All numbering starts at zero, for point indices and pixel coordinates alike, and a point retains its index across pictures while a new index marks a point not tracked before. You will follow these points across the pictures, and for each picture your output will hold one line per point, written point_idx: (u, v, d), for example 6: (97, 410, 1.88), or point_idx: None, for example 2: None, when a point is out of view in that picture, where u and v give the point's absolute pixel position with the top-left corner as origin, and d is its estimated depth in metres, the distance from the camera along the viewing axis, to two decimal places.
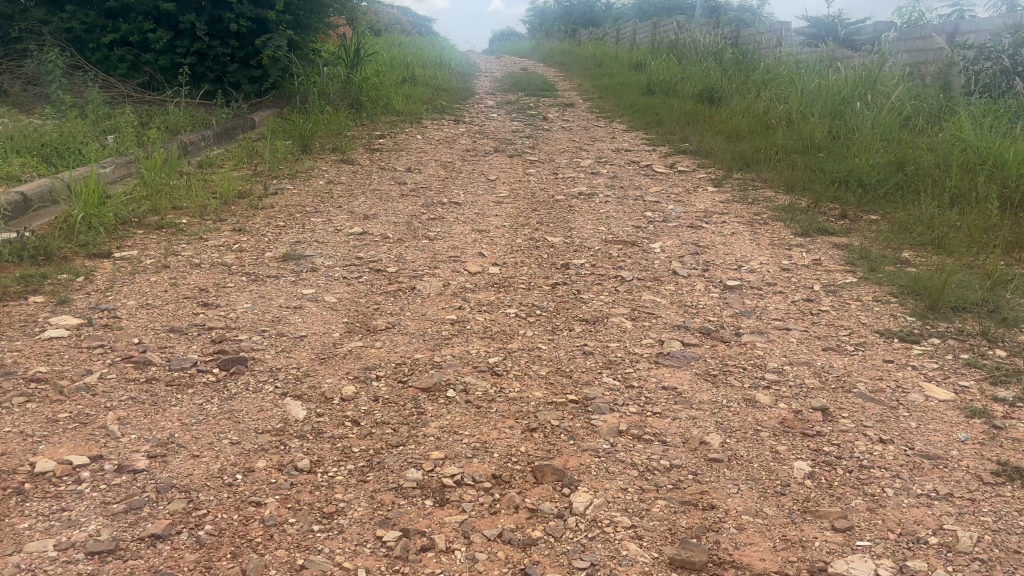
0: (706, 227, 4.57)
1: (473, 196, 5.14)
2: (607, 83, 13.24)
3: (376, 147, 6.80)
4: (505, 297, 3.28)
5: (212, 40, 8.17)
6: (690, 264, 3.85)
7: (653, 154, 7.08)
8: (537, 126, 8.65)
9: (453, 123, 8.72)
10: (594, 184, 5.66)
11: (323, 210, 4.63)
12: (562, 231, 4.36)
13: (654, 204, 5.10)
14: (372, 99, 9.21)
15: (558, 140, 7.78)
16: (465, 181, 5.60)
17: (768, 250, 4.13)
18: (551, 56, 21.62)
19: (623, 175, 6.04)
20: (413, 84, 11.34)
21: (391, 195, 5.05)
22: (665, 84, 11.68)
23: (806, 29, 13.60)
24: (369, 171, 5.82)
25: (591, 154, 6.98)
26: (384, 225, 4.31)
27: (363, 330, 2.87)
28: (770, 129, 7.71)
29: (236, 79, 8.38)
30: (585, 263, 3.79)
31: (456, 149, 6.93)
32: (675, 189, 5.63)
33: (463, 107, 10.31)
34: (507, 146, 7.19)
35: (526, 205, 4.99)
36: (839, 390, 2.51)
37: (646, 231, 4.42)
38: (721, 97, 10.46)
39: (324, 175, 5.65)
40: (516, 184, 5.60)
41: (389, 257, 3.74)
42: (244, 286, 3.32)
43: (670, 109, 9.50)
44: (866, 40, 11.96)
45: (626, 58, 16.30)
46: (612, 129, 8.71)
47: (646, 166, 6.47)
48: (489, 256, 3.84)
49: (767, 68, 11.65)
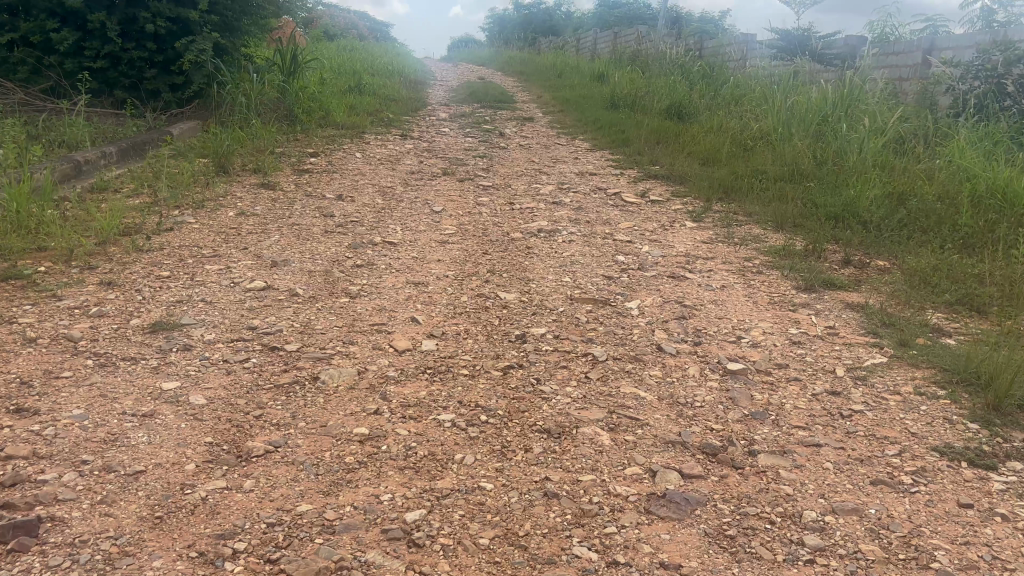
0: (690, 278, 3.81)
1: (411, 233, 4.32)
2: (568, 96, 12.49)
3: (307, 169, 5.93)
4: (439, 391, 2.45)
5: (125, 41, 7.24)
6: (678, 333, 3.06)
7: (621, 179, 6.33)
8: (492, 143, 7.85)
9: (399, 139, 7.87)
10: (556, 218, 4.88)
11: (225, 254, 3.78)
12: (517, 283, 3.56)
13: (625, 245, 4.33)
14: (309, 111, 8.32)
15: (515, 159, 6.99)
16: (404, 213, 4.76)
17: (769, 312, 3.37)
18: (510, 65, 20.89)
19: (588, 207, 5.27)
20: (359, 93, 10.47)
21: (311, 233, 4.19)
22: (629, 98, 10.97)
23: (774, 42, 13.01)
24: (292, 200, 4.96)
25: (551, 178, 6.21)
26: (295, 277, 3.46)
27: (232, 461, 2.02)
28: (748, 152, 7.01)
29: (154, 87, 7.44)
30: (547, 333, 2.98)
31: (398, 170, 6.09)
32: (649, 225, 4.87)
33: (412, 120, 9.47)
34: (457, 167, 6.37)
35: (475, 245, 4.18)
36: (913, 567, 1.72)
37: (618, 285, 3.64)
38: (689, 114, 9.78)
39: (237, 204, 4.78)
40: (465, 216, 4.78)
41: (294, 328, 2.89)
42: (86, 376, 2.46)
43: (637, 126, 8.77)
44: (836, 55, 11.35)
45: (588, 68, 15.60)
46: (574, 148, 7.95)
47: (614, 195, 5.71)
48: (423, 323, 3.02)
49: (737, 83, 11.00)
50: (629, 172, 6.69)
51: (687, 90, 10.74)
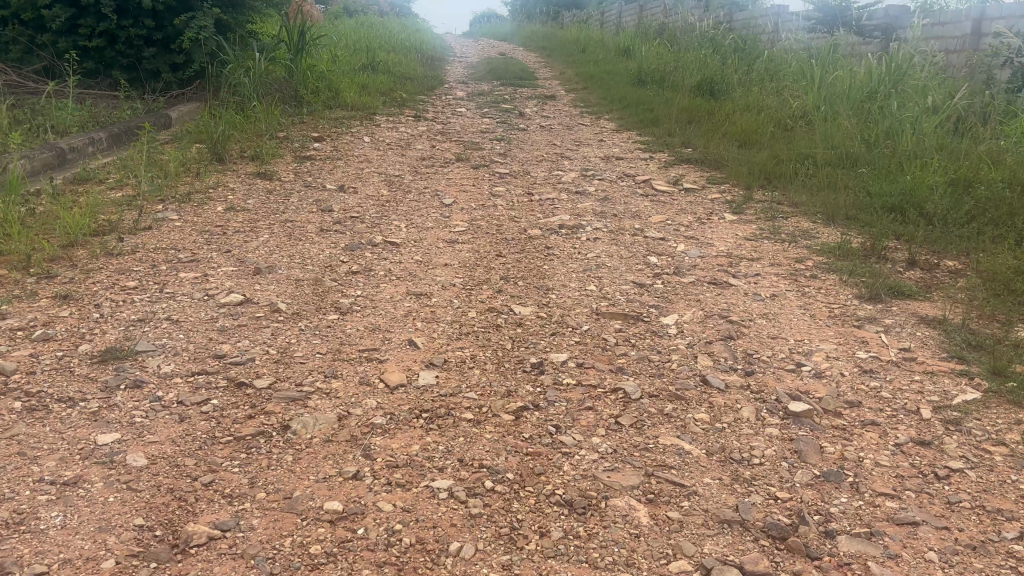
0: (735, 286, 3.30)
1: (416, 231, 3.85)
2: (592, 72, 11.92)
3: (309, 155, 5.48)
4: (435, 445, 1.98)
5: (121, 18, 6.79)
6: (726, 359, 2.57)
7: (651, 164, 5.81)
8: (512, 125, 7.34)
9: (412, 121, 7.38)
10: (580, 211, 4.39)
11: (204, 259, 3.33)
12: (534, 293, 3.08)
13: (658, 245, 3.83)
14: (317, 91, 7.86)
15: (535, 142, 6.49)
16: (409, 206, 4.30)
17: (831, 330, 2.87)
18: (532, 40, 20.27)
19: (616, 198, 4.76)
20: (372, 71, 9.99)
21: (304, 232, 3.73)
22: (657, 74, 10.39)
23: (809, 13, 12.29)
24: (289, 192, 4.51)
25: (575, 164, 5.72)
26: (279, 288, 3.01)
27: (164, 557, 1.57)
28: (789, 133, 6.45)
29: (154, 67, 7.00)
30: (570, 360, 2.51)
31: (408, 156, 5.62)
32: (685, 219, 4.36)
33: (427, 100, 8.97)
34: (472, 152, 5.89)
35: (488, 244, 3.71)
36: None
37: (652, 295, 3.15)
38: (721, 91, 9.19)
39: (227, 198, 4.34)
40: (478, 210, 4.31)
41: (269, 358, 2.44)
42: (9, 424, 2.01)
43: (666, 105, 8.23)
44: (875, 27, 10.64)
45: (612, 42, 14.96)
46: (599, 129, 7.43)
47: (644, 183, 5.19)
48: (423, 348, 2.55)
49: (771, 58, 10.38)
50: (659, 156, 6.16)
51: (718, 64, 10.15)
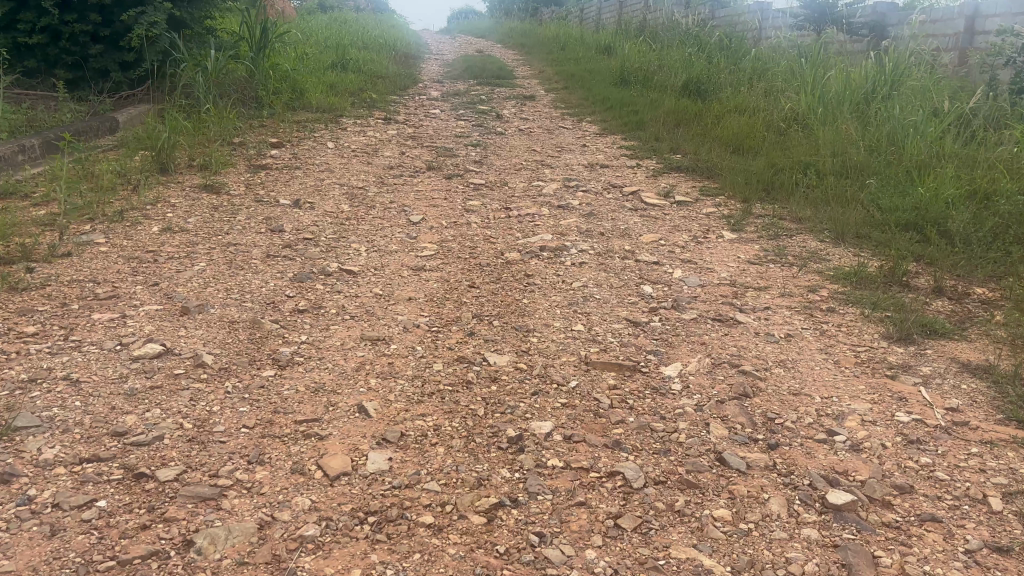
0: (744, 324, 2.86)
1: (378, 255, 3.38)
2: (572, 70, 11.48)
3: (264, 164, 4.99)
4: (383, 570, 1.52)
5: (65, 13, 6.25)
6: (743, 427, 2.13)
7: (638, 173, 5.37)
8: (488, 128, 6.88)
9: (381, 124, 6.90)
10: (563, 230, 3.95)
11: (126, 294, 2.84)
12: (511, 336, 2.62)
13: (652, 271, 3.38)
14: (280, 92, 7.36)
15: (513, 148, 6.03)
16: (371, 225, 3.82)
17: (861, 383, 2.43)
18: (510, 36, 19.79)
19: (601, 213, 4.31)
20: (341, 70, 9.48)
21: (246, 259, 3.25)
22: (640, 73, 9.97)
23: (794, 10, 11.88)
24: (238, 208, 4.03)
25: (556, 173, 5.27)
26: (208, 335, 2.52)
27: None
28: (784, 138, 6.03)
29: (101, 65, 6.46)
30: (554, 431, 2.05)
31: (374, 165, 5.14)
32: (680, 238, 3.92)
33: (398, 101, 8.49)
34: (445, 160, 5.42)
35: (459, 272, 3.25)
36: None
37: (649, 337, 2.70)
38: (709, 92, 8.78)
39: (165, 216, 3.84)
40: (449, 229, 3.84)
41: (183, 434, 1.95)
42: None
43: (652, 108, 7.80)
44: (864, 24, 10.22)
45: (593, 40, 14.52)
46: (581, 132, 6.98)
47: (632, 195, 4.75)
48: (375, 417, 2.08)
49: (758, 57, 9.98)
50: (647, 163, 5.71)
51: (703, 63, 9.74)
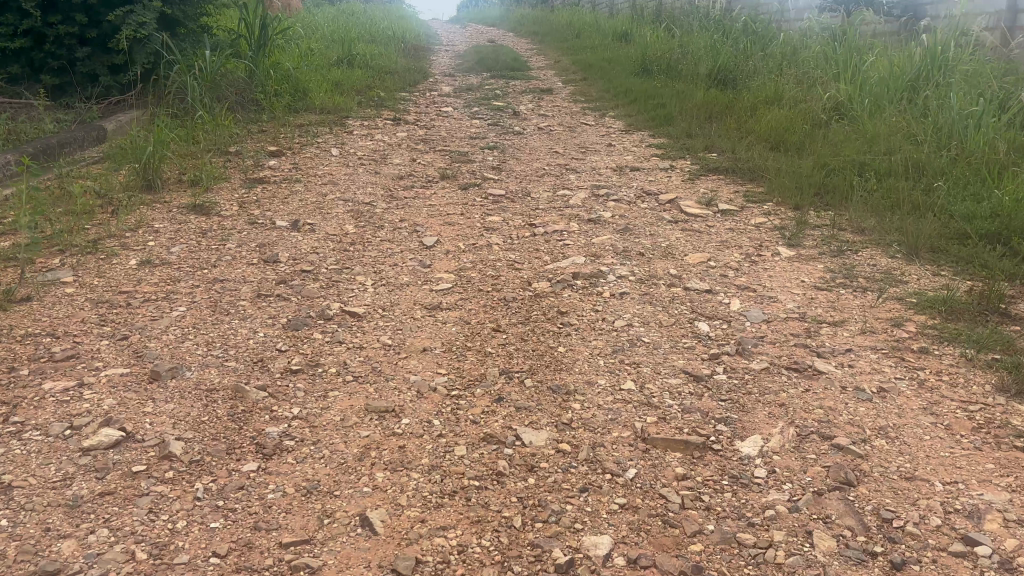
0: (826, 375, 2.38)
1: (387, 290, 2.93)
2: (589, 60, 10.96)
3: (262, 177, 4.54)
4: None
5: (49, 14, 5.81)
6: (855, 538, 1.65)
7: (673, 177, 4.88)
8: (504, 128, 6.40)
9: (389, 126, 6.43)
10: (597, 250, 3.47)
11: (89, 353, 2.39)
12: (549, 400, 2.15)
13: (705, 303, 2.91)
14: (282, 94, 6.91)
15: (533, 150, 5.55)
16: (380, 250, 3.37)
17: (988, 460, 1.94)
18: (522, 25, 19.25)
19: (637, 228, 3.83)
20: (348, 67, 9.02)
21: (234, 301, 2.80)
22: (662, 62, 9.44)
23: None
24: (229, 232, 3.58)
25: (583, 179, 4.79)
26: (181, 412, 2.06)
27: None
28: (828, 132, 5.52)
29: (90, 69, 6.01)
30: (614, 551, 1.58)
31: (382, 175, 4.68)
32: (731, 258, 3.43)
33: (408, 99, 8.03)
34: (459, 167, 4.95)
35: (480, 310, 2.79)
36: None
37: (715, 398, 2.23)
38: (736, 81, 8.25)
39: (146, 244, 3.40)
40: (467, 253, 3.38)
41: (133, 571, 1.50)
42: None
43: (679, 100, 7.29)
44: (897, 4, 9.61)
45: (609, 27, 13.98)
46: (604, 130, 6.48)
47: (669, 203, 4.26)
48: (383, 534, 1.62)
49: (786, 42, 9.40)
50: (681, 165, 5.22)
51: (729, 49, 9.19)
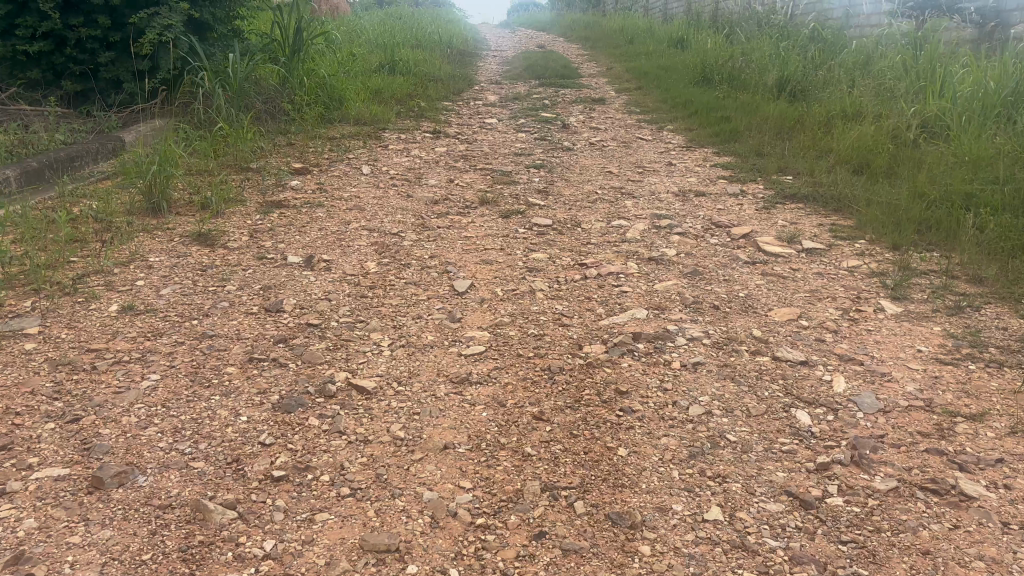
0: (979, 503, 1.78)
1: (406, 353, 2.41)
2: (643, 68, 10.36)
3: (282, 200, 4.08)
4: None
5: (69, 16, 5.40)
6: None
7: (745, 204, 4.28)
8: (553, 142, 5.86)
9: (428, 139, 5.94)
10: (660, 301, 2.91)
11: (26, 444, 1.89)
12: (607, 540, 1.61)
13: (801, 384, 2.32)
14: (316, 103, 6.46)
15: (584, 170, 5.00)
16: (402, 297, 2.85)
17: None
18: (571, 30, 18.73)
19: (708, 270, 3.26)
20: (389, 73, 8.56)
21: (219, 368, 2.29)
22: (723, 70, 8.83)
23: None
24: (234, 268, 3.10)
25: (640, 205, 4.21)
26: (117, 545, 1.54)
27: None
28: (921, 153, 4.87)
29: (113, 75, 5.60)
30: None
31: (415, 198, 4.19)
32: (826, 316, 2.84)
33: (451, 109, 7.54)
34: (501, 191, 4.43)
35: (519, 383, 2.25)
36: None
37: (832, 539, 1.66)
38: (806, 92, 7.61)
39: (134, 285, 2.92)
40: (506, 303, 2.85)
41: None
42: None
43: (744, 113, 6.68)
44: None
45: (661, 32, 13.39)
46: (663, 146, 5.90)
47: (743, 239, 3.67)
48: None
49: (859, 50, 8.70)
50: (752, 190, 4.61)
51: (797, 58, 8.52)
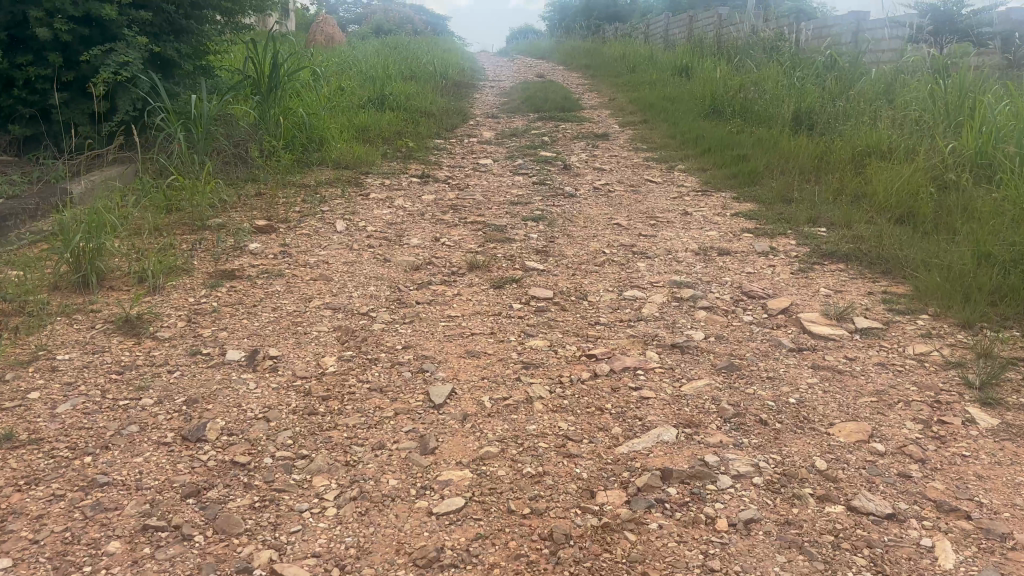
0: None
1: (358, 512, 1.79)
2: (648, 99, 9.83)
3: (236, 268, 3.48)
4: None
5: (17, 54, 4.84)
6: None
7: (777, 267, 3.67)
8: (553, 187, 5.28)
9: (415, 185, 5.36)
10: (691, 414, 2.29)
11: None
12: None
13: (897, 557, 1.70)
14: (292, 144, 5.89)
15: (590, 222, 4.41)
16: (363, 413, 2.24)
17: None
18: (570, 58, 18.29)
19: (746, 363, 2.64)
20: (377, 108, 8.01)
21: (99, 544, 1.66)
22: (734, 102, 8.28)
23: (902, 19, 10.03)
24: (157, 372, 2.49)
25: (656, 269, 3.61)
26: None
27: None
28: (972, 200, 4.27)
29: (66, 118, 4.97)
30: None
31: (393, 263, 3.59)
32: (904, 434, 2.22)
33: (442, 147, 6.97)
34: (493, 251, 3.82)
35: (510, 566, 1.62)
36: None
37: None
38: (825, 126, 7.04)
39: (24, 397, 2.30)
40: (495, 418, 2.23)
41: None
42: None
43: (762, 152, 6.10)
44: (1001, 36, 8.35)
45: (664, 59, 12.89)
46: (675, 190, 5.31)
47: (782, 316, 3.06)
48: None
49: (878, 78, 8.15)
50: (783, 247, 4.01)
51: (813, 88, 7.96)
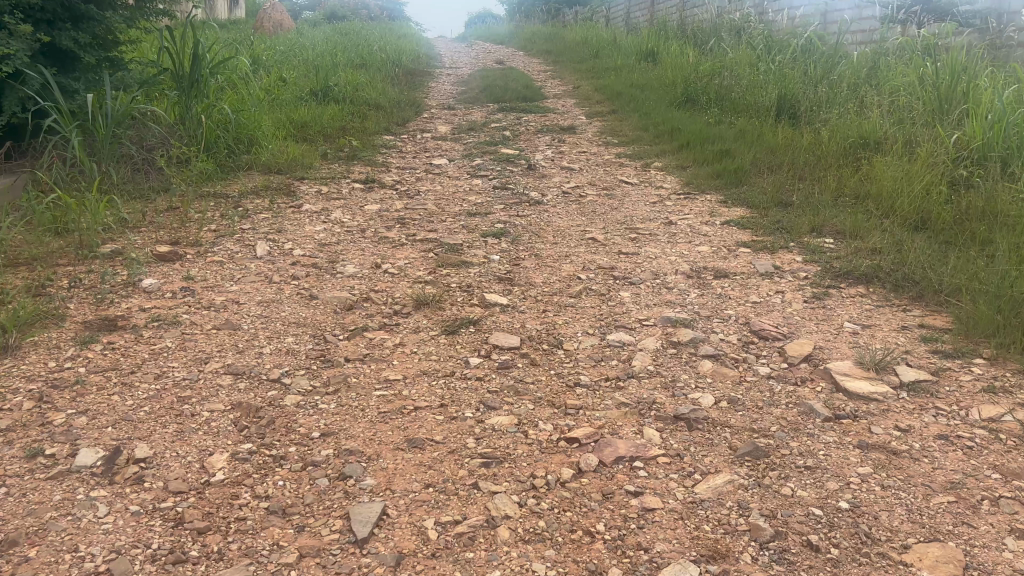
0: None
1: None
2: (615, 86, 9.20)
3: (122, 316, 2.78)
4: None
5: None
6: None
7: (787, 293, 3.07)
8: (516, 192, 4.63)
9: (357, 192, 4.67)
10: (715, 540, 1.65)
11: None
12: None
13: None
14: (216, 147, 5.15)
15: (561, 237, 3.77)
16: (253, 560, 1.57)
17: None
18: (531, 43, 17.59)
19: (774, 444, 2.01)
20: (321, 101, 7.28)
21: None
22: (708, 90, 7.69)
23: None
24: None
25: (643, 300, 2.97)
26: None
27: None
28: (998, 200, 3.68)
29: None
30: None
31: (321, 302, 2.91)
32: (1009, 561, 1.59)
33: (391, 145, 6.28)
34: (446, 280, 3.16)
35: None
36: None
37: None
38: (809, 116, 6.47)
39: None
40: (443, 559, 1.57)
41: None
42: None
43: (746, 146, 5.50)
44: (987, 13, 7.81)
45: (629, 43, 12.26)
46: (654, 193, 4.69)
47: (805, 367, 2.44)
48: None
49: (860, 59, 7.59)
50: (788, 265, 3.40)
51: (792, 72, 7.38)
